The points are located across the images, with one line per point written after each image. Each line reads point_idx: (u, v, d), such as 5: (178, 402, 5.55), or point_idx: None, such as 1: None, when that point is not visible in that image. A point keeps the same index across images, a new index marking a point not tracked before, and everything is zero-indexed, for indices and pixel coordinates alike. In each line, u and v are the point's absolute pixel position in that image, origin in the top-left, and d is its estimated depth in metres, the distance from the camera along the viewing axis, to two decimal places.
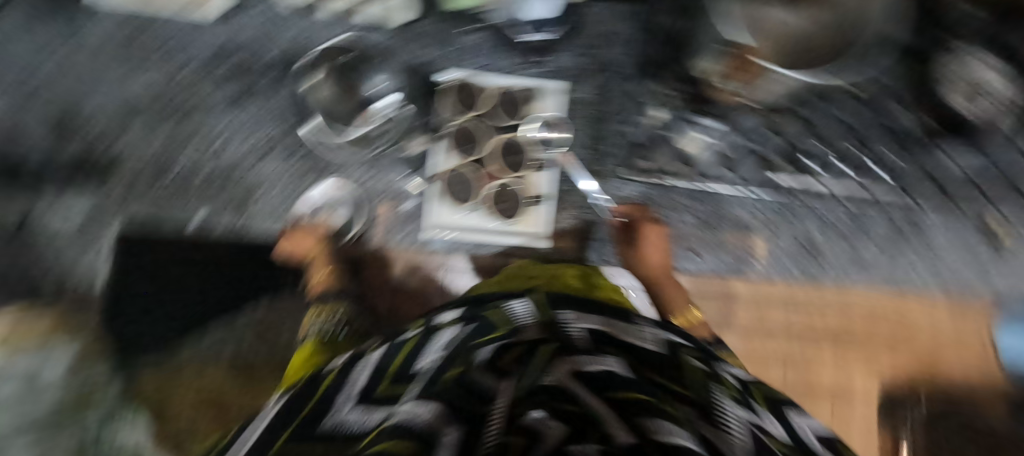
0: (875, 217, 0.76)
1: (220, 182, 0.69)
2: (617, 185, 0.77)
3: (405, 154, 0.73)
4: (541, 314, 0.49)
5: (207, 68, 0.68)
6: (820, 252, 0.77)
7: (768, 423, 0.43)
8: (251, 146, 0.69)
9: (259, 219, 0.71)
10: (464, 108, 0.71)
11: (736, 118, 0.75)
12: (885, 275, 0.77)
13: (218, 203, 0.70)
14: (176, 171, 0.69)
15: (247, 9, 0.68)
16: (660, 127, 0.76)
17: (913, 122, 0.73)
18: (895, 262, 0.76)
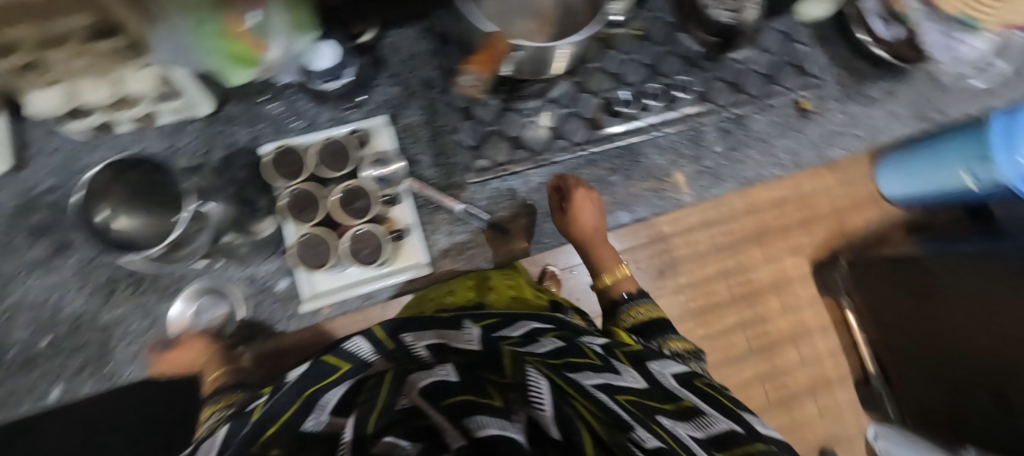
0: (765, 117, 0.62)
1: (66, 342, 0.49)
2: (477, 192, 0.56)
3: (253, 239, 0.52)
4: (388, 344, 0.36)
5: (11, 225, 0.50)
6: (702, 169, 0.61)
7: (628, 377, 0.36)
8: (89, 289, 0.50)
9: (121, 366, 0.50)
10: (291, 173, 0.51)
11: (626, 70, 0.56)
12: (764, 166, 0.64)
13: (68, 367, 0.49)
14: (13, 347, 0.49)
15: (37, 150, 0.50)
16: (492, 122, 0.53)
17: (787, 43, 0.59)
18: (796, 141, 0.64)
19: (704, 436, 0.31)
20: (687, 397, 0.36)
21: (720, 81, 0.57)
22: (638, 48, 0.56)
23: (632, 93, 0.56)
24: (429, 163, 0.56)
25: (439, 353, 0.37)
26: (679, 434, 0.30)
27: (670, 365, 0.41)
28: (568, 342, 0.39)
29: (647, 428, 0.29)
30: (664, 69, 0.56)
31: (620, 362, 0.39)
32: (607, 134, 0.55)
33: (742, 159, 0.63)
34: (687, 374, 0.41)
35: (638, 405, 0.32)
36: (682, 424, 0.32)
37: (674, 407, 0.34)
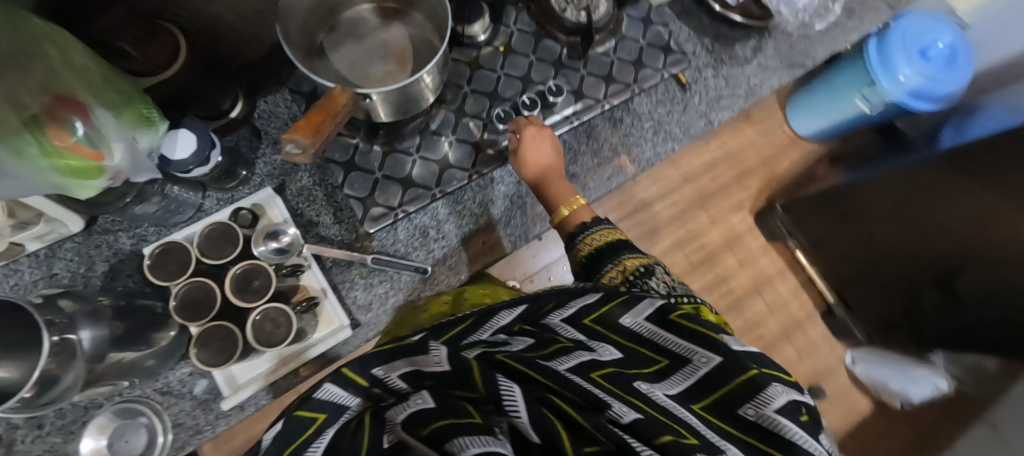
0: (649, 98, 0.66)
1: None
2: (385, 237, 0.55)
3: (147, 351, 0.47)
4: (362, 386, 0.36)
5: None
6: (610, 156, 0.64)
7: (603, 347, 0.40)
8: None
9: None
10: (183, 267, 0.48)
11: (500, 85, 0.57)
12: (669, 138, 0.67)
13: None
14: None
15: None
16: (386, 163, 0.53)
17: (647, 23, 0.62)
18: (685, 111, 0.67)
19: (680, 392, 0.38)
20: (662, 344, 0.41)
21: (593, 77, 0.59)
22: (507, 63, 0.57)
23: (510, 107, 0.57)
24: (331, 221, 0.55)
25: (414, 381, 0.38)
26: (660, 403, 0.37)
27: (641, 308, 0.42)
28: (538, 336, 0.42)
29: (632, 405, 0.36)
30: (539, 76, 0.58)
31: (594, 338, 0.41)
32: (494, 153, 0.56)
33: (648, 140, 0.66)
34: (664, 309, 0.42)
35: (620, 380, 0.38)
36: (660, 387, 0.38)
37: (655, 367, 0.40)
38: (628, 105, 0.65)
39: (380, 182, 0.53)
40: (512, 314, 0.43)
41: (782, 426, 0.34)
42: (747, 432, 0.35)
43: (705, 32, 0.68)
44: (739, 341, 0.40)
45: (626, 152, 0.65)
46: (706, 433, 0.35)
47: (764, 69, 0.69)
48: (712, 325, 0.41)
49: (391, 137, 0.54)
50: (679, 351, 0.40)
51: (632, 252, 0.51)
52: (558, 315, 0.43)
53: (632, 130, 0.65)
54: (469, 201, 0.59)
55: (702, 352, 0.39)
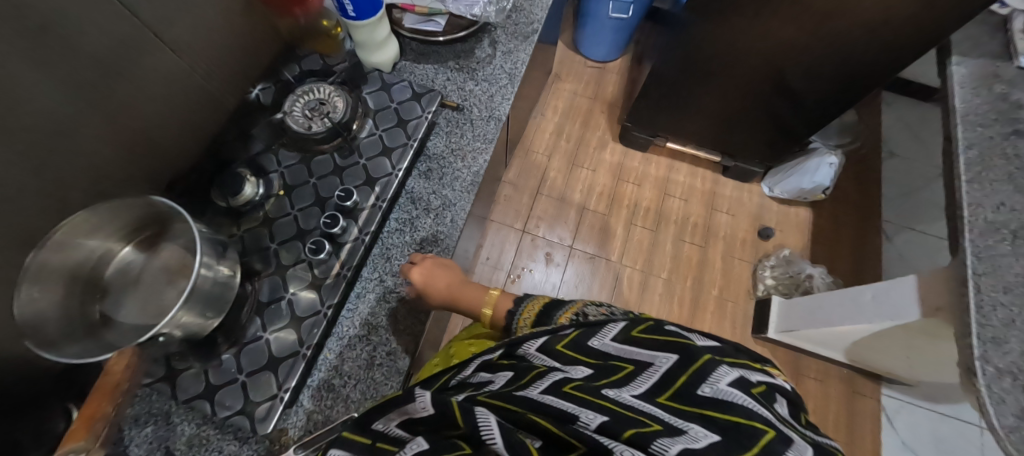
0: (436, 138, 0.70)
1: None
2: (290, 418, 0.52)
3: None
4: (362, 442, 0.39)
5: None
6: (439, 198, 0.67)
7: (575, 370, 0.44)
8: None
9: None
10: None
11: (300, 221, 0.57)
12: (477, 146, 0.71)
13: None
14: None
15: None
16: (243, 362, 0.50)
17: (388, 87, 0.66)
18: (469, 123, 0.72)
19: (648, 389, 0.41)
20: (628, 355, 0.45)
21: (373, 157, 0.61)
22: (297, 198, 0.58)
23: (318, 236, 0.56)
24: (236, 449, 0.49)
25: (410, 428, 0.39)
26: (623, 399, 0.39)
27: (605, 329, 0.49)
28: (516, 369, 0.46)
29: (597, 404, 0.37)
30: (338, 185, 0.59)
31: (564, 363, 0.46)
32: (322, 269, 0.55)
33: (461, 162, 0.69)
34: (628, 323, 0.49)
35: (587, 384, 0.40)
36: (632, 382, 0.41)
37: (620, 370, 0.44)
38: (423, 154, 0.69)
39: (248, 379, 0.49)
40: (484, 355, 0.51)
41: (744, 400, 0.38)
42: (721, 409, 0.37)
43: (447, 61, 0.75)
44: (701, 337, 0.47)
45: (448, 180, 0.68)
46: (673, 419, 0.36)
47: (505, 55, 0.77)
48: (675, 331, 0.47)
49: (232, 337, 0.50)
50: (642, 355, 0.45)
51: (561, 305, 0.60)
52: (533, 351, 0.49)
53: (440, 167, 0.69)
54: (346, 323, 0.58)
55: (660, 353, 0.44)
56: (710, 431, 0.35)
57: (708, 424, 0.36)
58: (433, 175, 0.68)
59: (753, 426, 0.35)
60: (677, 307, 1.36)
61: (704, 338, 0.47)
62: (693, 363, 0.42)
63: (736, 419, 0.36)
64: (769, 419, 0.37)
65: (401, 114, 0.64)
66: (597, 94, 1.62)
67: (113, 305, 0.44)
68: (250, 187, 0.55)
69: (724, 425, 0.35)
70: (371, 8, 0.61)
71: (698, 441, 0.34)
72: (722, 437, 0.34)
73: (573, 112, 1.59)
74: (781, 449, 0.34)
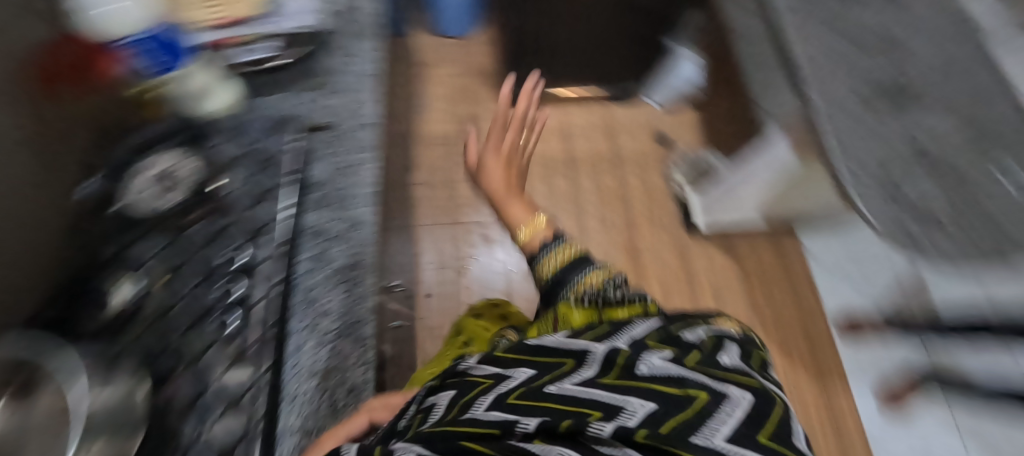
0: (319, 164, 0.66)
1: None
2: None
3: None
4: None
5: None
6: (343, 223, 0.65)
7: (517, 373, 0.45)
8: None
9: None
10: None
11: (190, 301, 0.49)
12: (359, 157, 0.69)
13: None
14: None
15: None
16: None
17: (239, 131, 0.60)
18: (341, 136, 0.69)
19: (591, 373, 0.41)
20: (571, 346, 0.47)
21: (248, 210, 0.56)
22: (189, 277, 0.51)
23: (223, 306, 0.50)
24: None
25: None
26: (565, 392, 0.39)
27: (546, 336, 0.51)
28: (459, 386, 0.48)
29: (535, 408, 0.38)
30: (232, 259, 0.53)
31: (502, 370, 0.47)
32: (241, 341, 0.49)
33: (350, 179, 0.68)
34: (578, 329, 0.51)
35: (527, 390, 0.41)
36: (570, 375, 0.42)
37: (559, 364, 0.45)
38: (310, 184, 0.64)
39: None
40: (426, 389, 0.55)
41: (672, 373, 0.39)
42: (656, 382, 0.38)
43: (294, 80, 0.69)
44: (637, 326, 0.49)
45: (346, 202, 0.66)
46: (612, 397, 0.37)
47: (354, 56, 0.74)
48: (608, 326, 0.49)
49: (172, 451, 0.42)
50: (581, 352, 0.45)
51: (589, 265, 0.66)
52: (468, 370, 0.51)
53: (334, 193, 0.66)
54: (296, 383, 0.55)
55: (601, 344, 0.46)
56: (646, 401, 0.35)
57: (636, 395, 0.36)
58: (329, 203, 0.65)
59: (686, 394, 0.36)
60: (615, 236, 1.50)
61: (638, 325, 0.49)
62: (620, 358, 0.43)
63: (665, 388, 0.37)
64: (703, 382, 0.38)
65: (263, 156, 0.60)
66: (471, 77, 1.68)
67: None
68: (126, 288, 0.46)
69: (660, 395, 0.36)
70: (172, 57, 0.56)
71: (633, 417, 0.34)
72: (656, 404, 0.35)
73: (457, 100, 1.64)
74: (714, 406, 0.35)
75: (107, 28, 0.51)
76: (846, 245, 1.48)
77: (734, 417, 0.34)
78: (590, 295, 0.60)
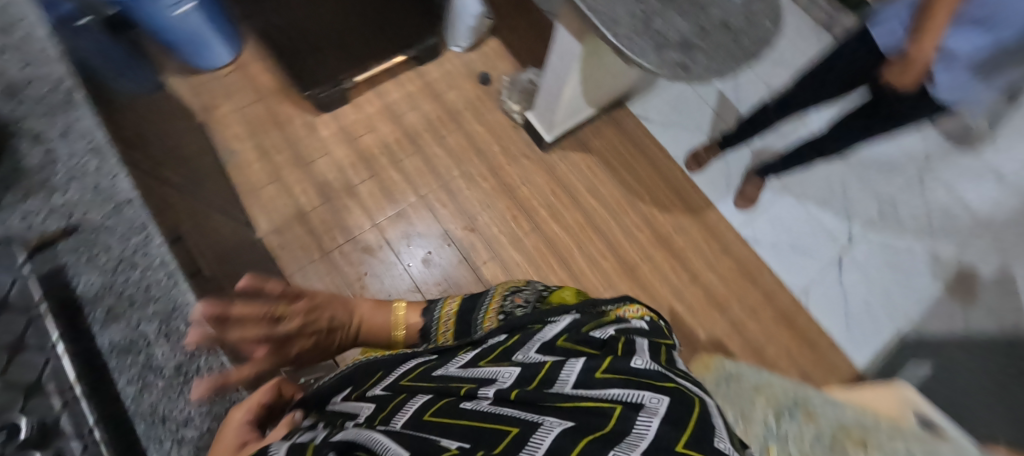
0: (63, 249, 0.47)
1: None
2: None
3: None
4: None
5: None
6: (142, 295, 0.47)
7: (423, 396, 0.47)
8: None
9: None
10: None
11: None
12: (116, 211, 0.50)
13: None
14: None
15: None
16: None
17: None
18: (79, 204, 0.49)
19: (496, 396, 0.43)
20: (471, 376, 0.49)
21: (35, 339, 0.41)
22: None
23: None
24: None
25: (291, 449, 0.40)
26: (482, 408, 0.41)
27: (450, 366, 0.54)
28: (376, 402, 0.50)
29: (453, 429, 0.38)
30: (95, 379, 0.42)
31: (412, 387, 0.50)
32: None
33: (122, 239, 0.49)
34: (508, 336, 0.57)
35: (446, 406, 0.43)
36: (480, 394, 0.44)
37: (487, 362, 0.52)
38: (64, 282, 0.45)
39: None
40: (345, 396, 0.60)
41: (584, 392, 0.41)
42: (576, 400, 0.40)
43: None
44: (552, 329, 0.55)
45: (133, 270, 0.48)
46: (530, 416, 0.38)
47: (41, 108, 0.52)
48: (524, 333, 0.56)
49: None
50: (514, 356, 0.51)
51: (491, 292, 0.73)
52: (377, 396, 0.53)
53: (108, 269, 0.47)
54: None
55: (530, 352, 0.51)
56: (566, 419, 0.37)
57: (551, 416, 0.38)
58: (110, 286, 0.47)
59: (605, 407, 0.38)
60: (486, 185, 1.52)
61: (557, 327, 0.55)
62: (534, 377, 0.45)
63: (579, 407, 0.39)
64: (617, 396, 0.39)
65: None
66: (266, 104, 1.52)
67: None
68: None
69: (580, 412, 0.38)
70: None
71: (549, 434, 0.35)
72: (575, 422, 0.36)
73: (263, 134, 1.48)
74: (631, 416, 0.36)
75: None
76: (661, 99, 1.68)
77: (653, 426, 0.34)
78: (510, 308, 0.67)
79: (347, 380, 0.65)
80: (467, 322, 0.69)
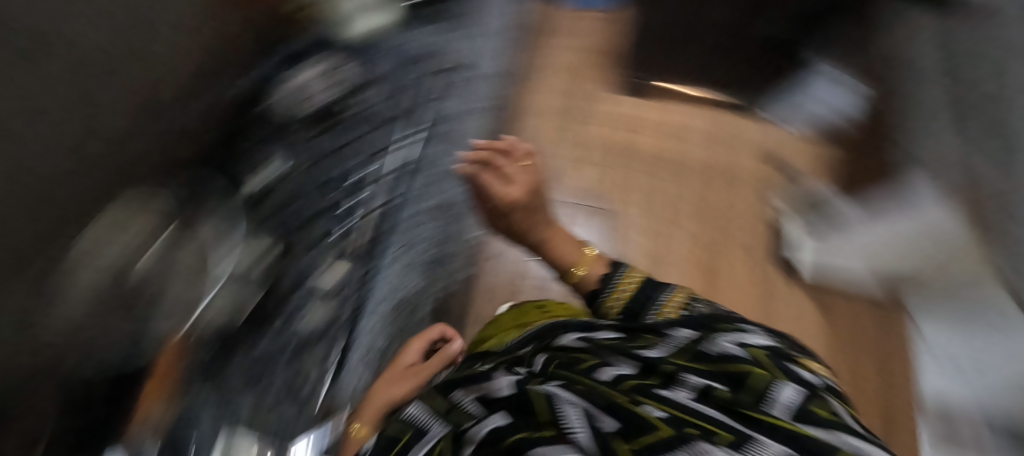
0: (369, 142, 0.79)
1: None
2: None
3: None
4: (436, 404, 0.49)
5: None
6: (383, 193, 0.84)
7: (618, 368, 0.47)
8: None
9: None
10: None
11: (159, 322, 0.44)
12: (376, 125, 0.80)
13: None
14: None
15: None
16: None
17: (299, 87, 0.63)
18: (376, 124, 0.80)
19: (696, 395, 0.40)
20: (669, 361, 0.46)
21: (334, 139, 0.70)
22: (327, 163, 0.69)
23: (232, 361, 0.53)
24: (307, 382, 0.65)
25: (482, 405, 0.44)
26: (684, 402, 0.39)
27: (649, 342, 0.51)
28: (562, 358, 0.53)
29: (658, 406, 0.38)
30: (359, 154, 0.77)
31: (608, 355, 0.50)
32: (351, 240, 0.75)
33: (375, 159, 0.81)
34: (694, 332, 0.51)
35: (642, 387, 0.42)
36: (681, 384, 0.42)
37: (682, 354, 0.47)
38: (342, 132, 0.72)
39: (317, 325, 0.68)
40: (529, 347, 0.63)
41: (804, 423, 0.34)
42: (802, 426, 0.33)
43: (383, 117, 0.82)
44: (735, 339, 0.47)
45: (364, 157, 0.78)
46: (739, 426, 0.35)
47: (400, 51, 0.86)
48: (726, 329, 0.49)
49: (278, 307, 0.60)
50: (702, 350, 0.46)
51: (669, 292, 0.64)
52: (576, 345, 0.55)
53: (357, 148, 0.76)
54: (382, 329, 0.88)
55: (723, 349, 0.45)
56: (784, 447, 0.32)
57: (771, 436, 0.33)
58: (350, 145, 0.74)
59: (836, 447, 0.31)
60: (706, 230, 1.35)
61: (740, 339, 0.47)
62: (740, 379, 0.40)
63: (790, 432, 0.33)
64: (850, 444, 0.32)
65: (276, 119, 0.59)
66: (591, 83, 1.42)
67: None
68: (263, 176, 0.57)
69: (807, 444, 0.32)
70: None
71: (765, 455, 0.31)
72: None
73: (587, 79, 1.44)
74: None
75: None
76: (974, 330, 1.03)
77: None
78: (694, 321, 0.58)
79: (534, 335, 0.67)
80: (646, 302, 0.64)
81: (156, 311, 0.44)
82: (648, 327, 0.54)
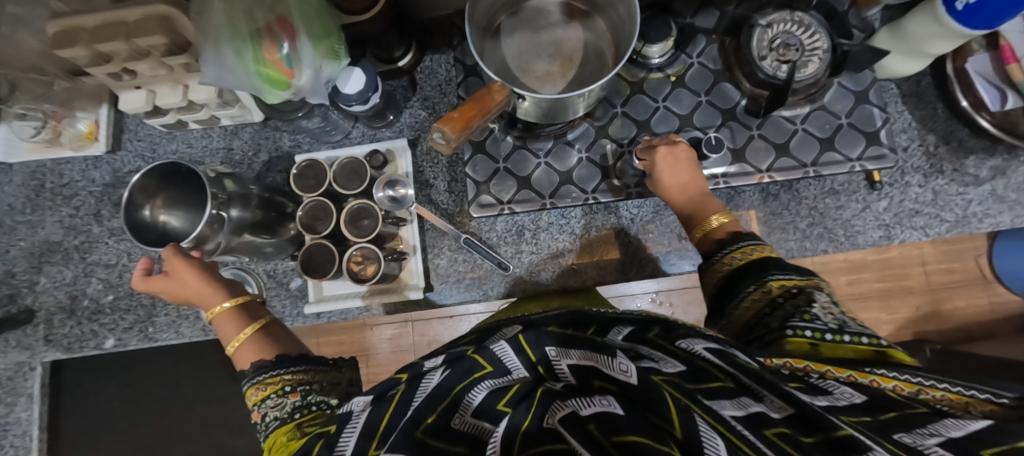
0: (827, 137, 0.51)
1: (125, 302, 0.59)
2: (444, 269, 0.57)
3: (298, 281, 0.58)
4: (531, 354, 0.28)
5: (129, 248, 0.60)
6: (788, 174, 0.50)
7: (750, 402, 0.24)
8: (179, 311, 0.58)
9: (165, 331, 0.58)
10: (313, 219, 0.53)
11: (518, 104, 0.44)
12: (845, 130, 0.51)
13: (122, 329, 0.59)
14: (89, 298, 0.60)
15: (127, 161, 0.62)
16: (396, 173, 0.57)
17: (791, 36, 0.47)
18: (834, 138, 0.50)
19: None
20: (837, 430, 0.21)
21: (710, 105, 0.52)
22: (671, 95, 0.53)
23: (472, 147, 0.54)
24: (443, 188, 0.58)
25: (584, 378, 0.27)
26: None
27: (830, 396, 0.25)
28: (672, 350, 0.29)
29: None
30: (739, 137, 0.51)
31: (740, 379, 0.26)
32: (620, 184, 0.52)
33: (798, 139, 0.51)
34: (871, 401, 0.25)
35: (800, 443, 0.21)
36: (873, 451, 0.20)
37: (870, 419, 0.23)
38: (733, 110, 0.52)
39: (500, 172, 0.53)
40: (636, 329, 0.32)
41: None
42: None
43: (800, 145, 0.50)
44: (954, 426, 0.22)
45: (776, 146, 0.51)
46: None
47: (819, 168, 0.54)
48: (905, 414, 0.24)
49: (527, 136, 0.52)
50: (898, 435, 0.22)
51: (782, 271, 0.37)
52: (691, 353, 0.28)
53: (763, 126, 0.51)
54: (535, 244, 0.56)
55: (941, 448, 0.21)
56: None
57: None
58: (745, 130, 0.51)
59: None
60: None
61: (963, 428, 0.22)
62: None
63: None
64: None
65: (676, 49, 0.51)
66: (977, 299, 0.56)
67: (309, 27, 0.44)
68: (661, 50, 0.50)
69: None
70: (986, 21, 0.41)
71: None
72: None
73: None
74: None
75: (800, 21, 0.47)
76: None
77: None
78: (813, 329, 0.32)
79: (636, 314, 0.34)
80: (741, 289, 0.37)
81: (497, 48, 0.47)
82: (799, 376, 0.27)
